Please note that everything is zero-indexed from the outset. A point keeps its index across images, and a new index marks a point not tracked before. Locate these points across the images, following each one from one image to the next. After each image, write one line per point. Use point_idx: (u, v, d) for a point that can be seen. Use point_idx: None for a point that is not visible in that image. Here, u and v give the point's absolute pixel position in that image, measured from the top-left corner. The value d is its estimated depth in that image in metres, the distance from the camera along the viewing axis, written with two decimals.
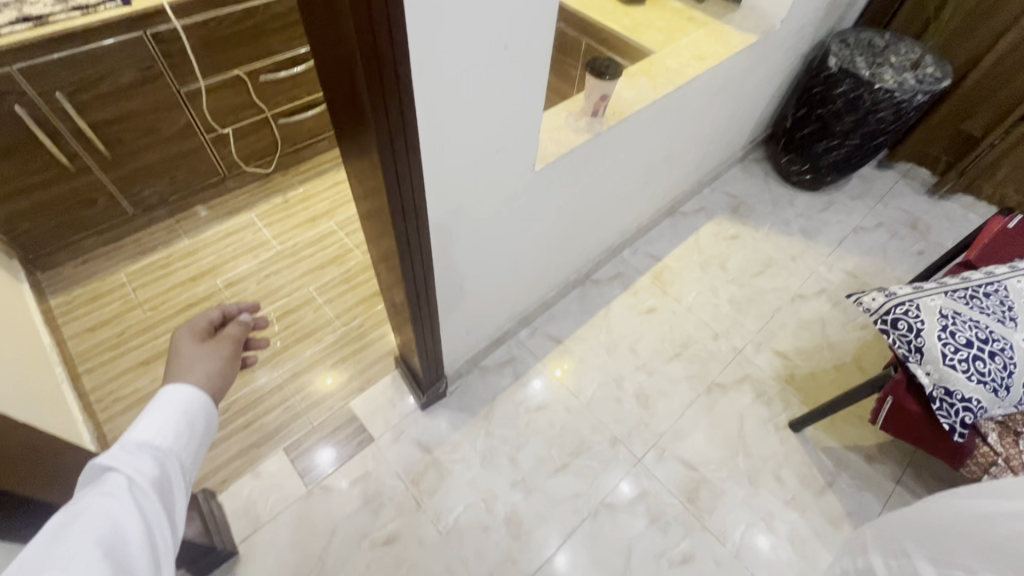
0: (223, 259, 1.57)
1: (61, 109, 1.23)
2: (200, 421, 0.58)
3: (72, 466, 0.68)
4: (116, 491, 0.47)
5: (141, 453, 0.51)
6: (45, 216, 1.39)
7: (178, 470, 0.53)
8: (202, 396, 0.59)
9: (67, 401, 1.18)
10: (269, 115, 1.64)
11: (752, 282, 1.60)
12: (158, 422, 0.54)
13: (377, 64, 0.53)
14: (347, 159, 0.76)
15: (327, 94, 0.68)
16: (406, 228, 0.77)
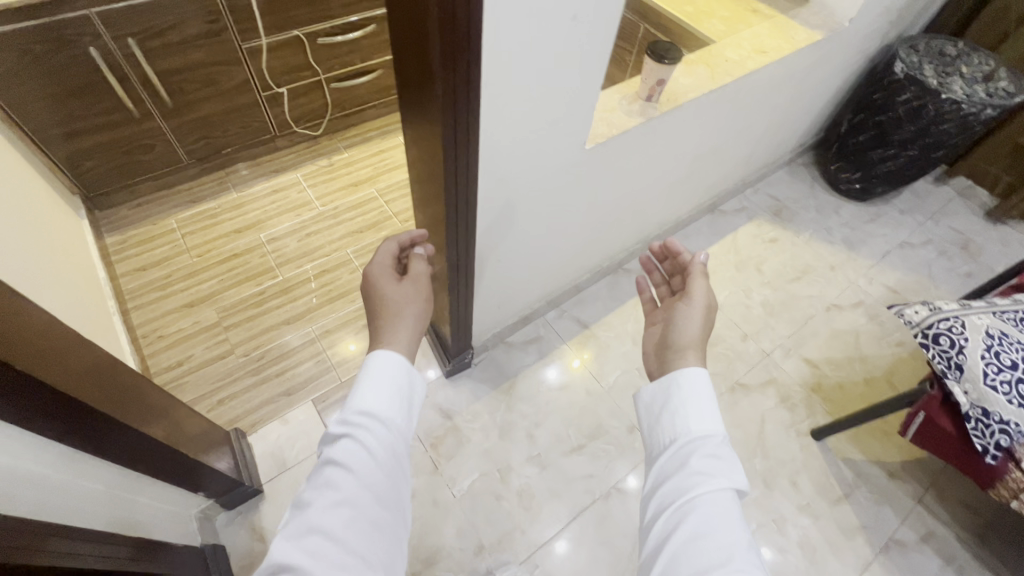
0: (268, 215, 1.62)
1: (131, 55, 1.29)
2: (405, 379, 0.67)
3: (98, 367, 0.71)
4: (358, 439, 0.61)
5: (368, 405, 0.63)
6: (107, 157, 1.46)
7: (396, 425, 0.64)
8: (400, 360, 0.67)
9: (114, 334, 1.25)
10: (323, 78, 1.67)
11: (787, 286, 1.58)
12: (375, 388, 0.64)
13: (449, 17, 0.54)
14: (406, 115, 0.77)
15: (394, 45, 0.69)
16: (457, 190, 0.77)
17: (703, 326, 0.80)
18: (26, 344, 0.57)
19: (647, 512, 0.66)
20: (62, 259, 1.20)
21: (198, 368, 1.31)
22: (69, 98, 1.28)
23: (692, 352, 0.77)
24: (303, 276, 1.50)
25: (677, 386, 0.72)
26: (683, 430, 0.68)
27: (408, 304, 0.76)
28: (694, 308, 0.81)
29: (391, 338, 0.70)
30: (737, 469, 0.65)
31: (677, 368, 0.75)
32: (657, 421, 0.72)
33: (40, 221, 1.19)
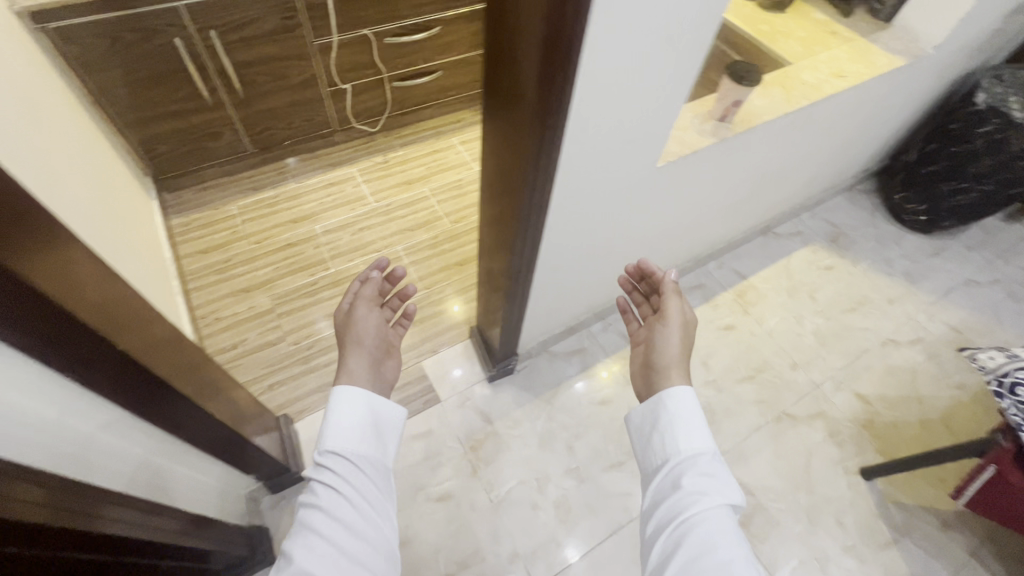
0: (323, 207, 1.65)
1: (211, 46, 1.34)
2: (370, 413, 0.70)
3: (170, 339, 0.75)
4: (335, 478, 0.64)
5: (340, 444, 0.67)
6: (178, 141, 1.52)
7: (367, 459, 0.67)
8: (363, 394, 0.71)
9: (175, 313, 1.30)
10: (386, 76, 1.70)
11: (841, 317, 1.53)
12: (341, 429, 0.67)
13: (558, 28, 0.54)
14: (495, 112, 0.79)
15: (493, 42, 0.70)
16: (534, 196, 0.78)
17: (682, 345, 0.82)
18: (107, 314, 0.60)
19: (646, 534, 0.66)
20: (134, 236, 1.26)
21: (251, 352, 1.35)
22: (150, 84, 1.34)
23: (677, 371, 0.79)
24: (353, 270, 1.52)
25: (664, 408, 0.72)
26: (672, 450, 0.68)
27: (359, 333, 0.82)
28: (672, 327, 0.83)
29: (341, 367, 0.77)
30: (732, 482, 0.65)
31: (664, 390, 0.75)
32: (648, 445, 0.72)
33: (118, 199, 1.25)
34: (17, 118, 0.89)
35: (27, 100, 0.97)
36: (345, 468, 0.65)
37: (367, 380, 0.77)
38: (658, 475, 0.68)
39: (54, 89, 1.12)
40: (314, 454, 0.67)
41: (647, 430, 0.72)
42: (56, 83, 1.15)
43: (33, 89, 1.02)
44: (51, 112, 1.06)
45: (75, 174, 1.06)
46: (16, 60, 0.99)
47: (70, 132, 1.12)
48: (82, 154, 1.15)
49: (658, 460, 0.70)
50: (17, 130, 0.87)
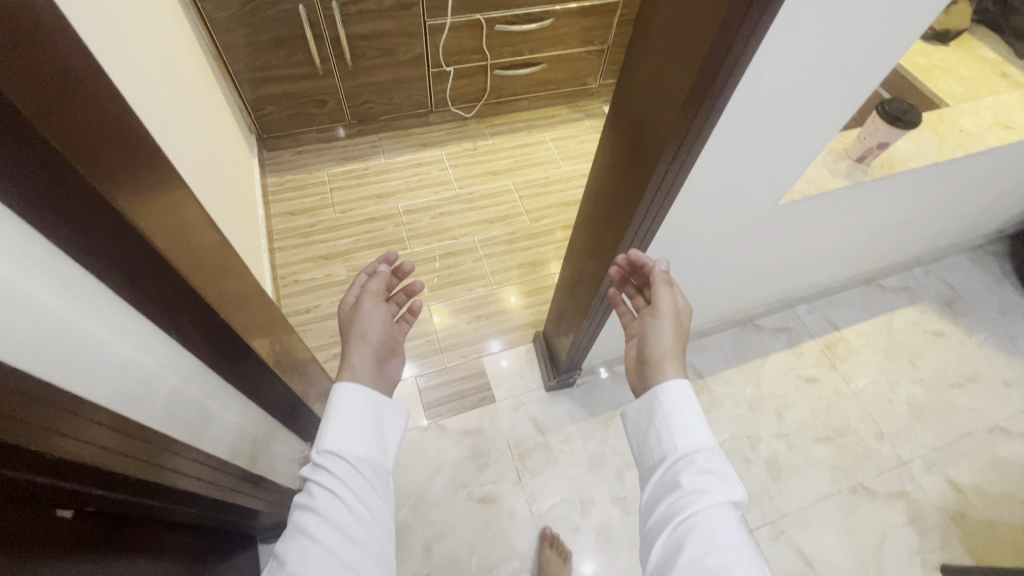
0: (409, 186, 1.66)
1: (331, 16, 1.36)
2: (370, 413, 0.70)
3: (261, 313, 0.76)
4: (332, 480, 0.64)
5: (338, 445, 0.67)
6: (286, 105, 1.56)
7: (365, 459, 0.67)
8: (365, 395, 0.71)
9: (259, 273, 1.35)
10: (490, 63, 1.67)
11: (944, 391, 1.37)
12: (339, 430, 0.67)
13: (725, 46, 0.49)
14: (623, 116, 0.74)
15: (639, 41, 0.65)
16: (649, 214, 0.73)
17: (676, 339, 0.71)
18: (216, 283, 0.61)
19: (647, 527, 0.62)
20: (232, 190, 1.31)
21: (322, 319, 1.39)
22: (269, 47, 1.39)
23: (672, 365, 0.70)
24: (428, 254, 1.52)
25: (661, 401, 0.66)
26: (672, 446, 0.63)
27: (365, 329, 0.79)
28: (664, 320, 0.72)
29: (343, 363, 0.75)
30: (735, 477, 0.60)
31: (659, 387, 0.68)
32: (643, 442, 0.67)
33: (224, 153, 1.30)
34: (151, 70, 0.93)
35: (163, 50, 1.01)
36: (343, 469, 0.65)
37: (369, 377, 0.75)
38: (657, 471, 0.64)
39: (186, 42, 1.17)
40: (312, 455, 0.67)
41: (644, 424, 0.67)
42: (191, 38, 1.21)
43: (169, 41, 1.06)
44: (181, 64, 1.10)
45: (192, 127, 1.10)
46: (159, 11, 1.03)
47: (195, 84, 1.17)
48: (202, 107, 1.20)
49: (655, 455, 0.65)
50: (147, 84, 0.90)
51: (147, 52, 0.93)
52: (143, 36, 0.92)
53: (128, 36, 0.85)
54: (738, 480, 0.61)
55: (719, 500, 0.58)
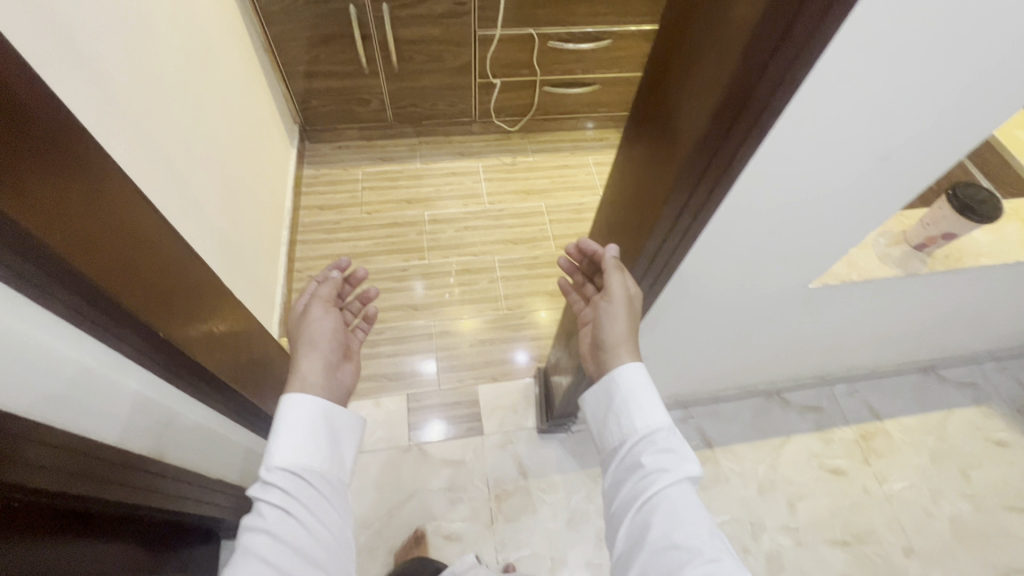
0: (439, 195, 1.63)
1: (380, 18, 1.35)
2: (322, 423, 0.67)
3: (220, 328, 0.74)
4: (283, 497, 0.61)
5: (289, 459, 0.63)
6: (330, 100, 1.57)
7: (318, 470, 0.65)
8: (317, 409, 0.67)
9: (275, 265, 1.37)
10: (539, 79, 1.61)
11: (997, 513, 1.18)
12: (288, 444, 0.64)
13: (745, 111, 0.41)
14: (629, 156, 0.66)
15: (648, 80, 0.57)
16: (652, 269, 0.66)
17: (631, 323, 0.70)
18: (160, 298, 0.59)
19: (611, 509, 0.64)
20: (260, 179, 1.32)
21: None
22: (319, 43, 1.40)
23: (624, 350, 0.69)
24: (445, 268, 1.49)
25: (618, 389, 0.66)
26: (630, 430, 0.64)
27: (315, 335, 0.77)
28: (615, 304, 0.70)
29: (293, 371, 0.73)
30: (691, 453, 0.62)
31: (615, 372, 0.67)
32: (604, 425, 0.68)
33: (256, 140, 1.31)
34: (175, 57, 0.93)
35: (196, 37, 1.02)
36: (296, 486, 0.63)
37: (318, 387, 0.73)
38: (619, 452, 0.66)
39: (229, 29, 1.18)
40: (260, 474, 0.63)
41: (604, 411, 0.68)
42: (239, 29, 1.24)
43: (206, 28, 1.07)
44: (218, 51, 1.11)
45: (219, 115, 1.11)
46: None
47: (232, 72, 1.18)
48: (237, 95, 1.21)
49: (616, 439, 0.66)
50: (166, 70, 0.90)
51: (174, 37, 0.93)
52: (172, 22, 0.93)
53: (147, 21, 0.85)
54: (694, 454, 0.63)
55: (678, 474, 0.60)
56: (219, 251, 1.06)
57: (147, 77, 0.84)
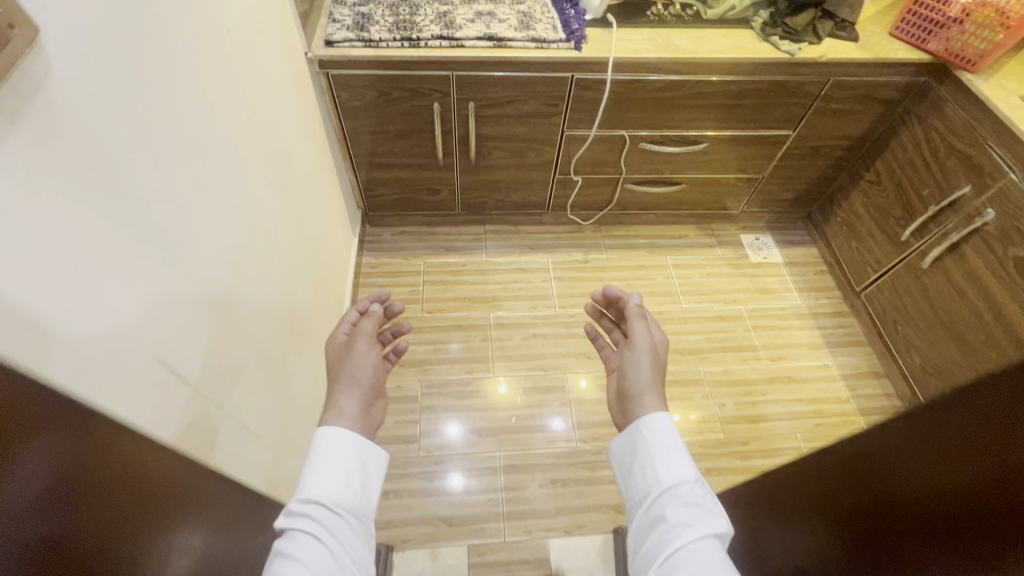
0: (506, 295, 1.49)
1: (465, 116, 1.25)
2: (355, 458, 0.63)
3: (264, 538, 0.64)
4: (313, 528, 0.57)
5: (320, 490, 0.59)
6: (398, 189, 1.47)
7: (350, 506, 0.60)
8: (353, 437, 0.65)
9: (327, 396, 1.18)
10: (623, 178, 1.48)
11: None
12: (321, 477, 0.60)
13: None
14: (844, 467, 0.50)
15: (963, 435, 0.35)
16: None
17: (653, 373, 0.81)
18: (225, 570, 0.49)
19: (637, 561, 0.64)
20: (321, 304, 1.16)
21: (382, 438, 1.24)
22: (395, 137, 1.30)
23: (650, 397, 0.79)
24: (512, 384, 1.34)
25: (643, 438, 0.72)
26: (654, 482, 0.68)
27: (355, 370, 0.74)
28: (640, 353, 0.85)
29: (328, 404, 0.70)
30: (720, 512, 0.64)
31: (641, 419, 0.74)
32: (629, 475, 0.72)
33: (319, 260, 1.15)
34: (249, 215, 0.77)
35: (268, 178, 0.85)
36: (327, 518, 0.58)
37: (357, 421, 0.70)
38: (643, 504, 0.68)
39: (301, 145, 1.02)
40: (291, 503, 0.58)
41: (627, 462, 0.72)
42: (319, 138, 1.16)
43: (278, 161, 0.89)
44: (299, 170, 1.01)
45: (286, 260, 0.93)
46: (271, 125, 0.87)
47: (300, 193, 1.02)
48: (304, 217, 1.04)
49: (641, 491, 0.69)
50: (235, 244, 0.72)
51: (245, 194, 0.76)
52: (241, 181, 0.75)
53: (217, 194, 0.67)
54: (722, 511, 0.64)
55: (701, 527, 0.62)
56: (282, 414, 0.88)
57: (212, 273, 0.65)
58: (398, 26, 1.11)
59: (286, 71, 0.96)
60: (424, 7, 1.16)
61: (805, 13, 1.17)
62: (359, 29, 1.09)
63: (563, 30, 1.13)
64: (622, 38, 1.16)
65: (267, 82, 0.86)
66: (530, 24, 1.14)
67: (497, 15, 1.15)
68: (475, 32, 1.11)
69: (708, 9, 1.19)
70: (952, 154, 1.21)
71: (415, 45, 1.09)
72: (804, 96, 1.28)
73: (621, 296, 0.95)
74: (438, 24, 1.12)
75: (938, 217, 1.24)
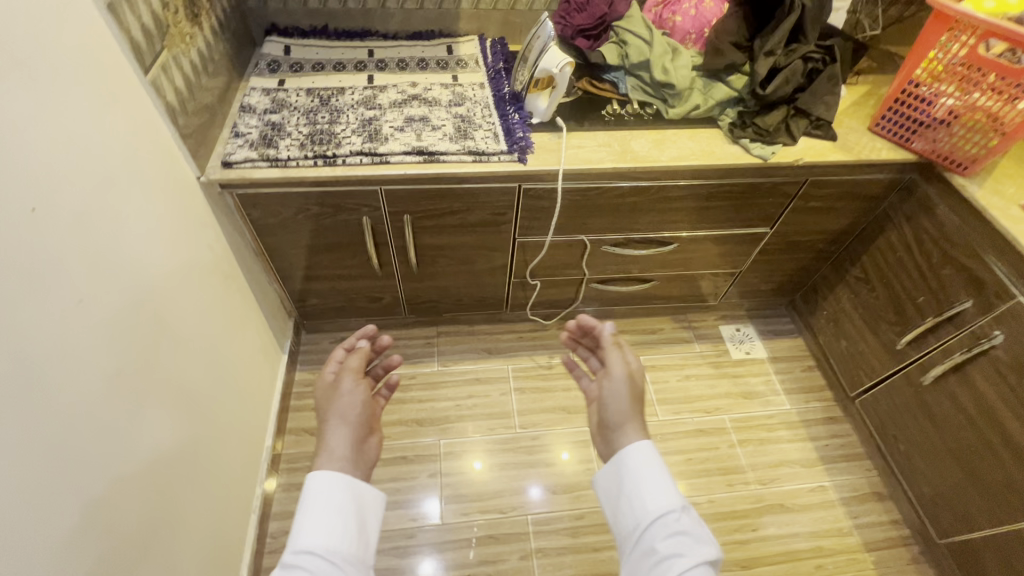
0: (459, 415, 1.31)
1: (400, 228, 1.09)
2: (351, 500, 0.71)
3: None
4: None
5: (312, 541, 0.66)
6: (333, 298, 1.29)
7: (344, 550, 0.67)
8: (344, 479, 0.72)
9: (230, 556, 0.98)
10: (586, 278, 1.33)
11: None
12: (314, 528, 0.67)
13: None
14: None
15: None
16: None
17: (631, 402, 0.86)
18: None
19: None
20: (212, 467, 0.93)
21: None
22: (322, 250, 1.13)
23: (631, 426, 0.84)
24: (464, 533, 1.15)
25: (628, 467, 0.79)
26: (642, 514, 0.74)
27: (344, 407, 0.80)
28: (618, 381, 0.88)
29: (321, 445, 0.76)
30: (709, 538, 0.71)
31: (626, 446, 0.81)
32: (618, 508, 0.78)
33: (208, 417, 0.92)
34: (59, 441, 0.56)
35: (75, 389, 0.59)
36: (321, 565, 0.64)
37: (348, 459, 0.75)
38: (633, 537, 0.74)
39: (166, 292, 0.79)
40: (285, 556, 0.65)
41: (615, 491, 0.79)
42: (218, 255, 0.96)
43: (110, 343, 0.66)
44: (175, 314, 0.81)
45: (133, 467, 0.69)
46: (99, 300, 0.64)
47: (166, 354, 0.78)
48: (173, 381, 0.80)
49: (630, 523, 0.75)
50: None
51: (13, 447, 0.50)
52: (41, 401, 0.54)
53: None
54: (708, 534, 0.72)
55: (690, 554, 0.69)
56: None
57: None
58: (313, 140, 0.96)
59: (132, 208, 0.72)
60: (346, 113, 1.02)
61: (776, 113, 1.04)
62: (265, 145, 0.94)
63: (505, 139, 0.99)
64: (573, 144, 1.02)
65: (78, 248, 0.61)
66: (467, 132, 0.99)
67: (431, 121, 1.01)
68: (402, 145, 0.96)
69: (669, 108, 1.06)
70: (948, 262, 1.08)
71: (331, 162, 0.94)
72: (781, 196, 1.15)
73: (585, 321, 0.94)
74: (360, 136, 0.97)
75: (937, 330, 1.11)
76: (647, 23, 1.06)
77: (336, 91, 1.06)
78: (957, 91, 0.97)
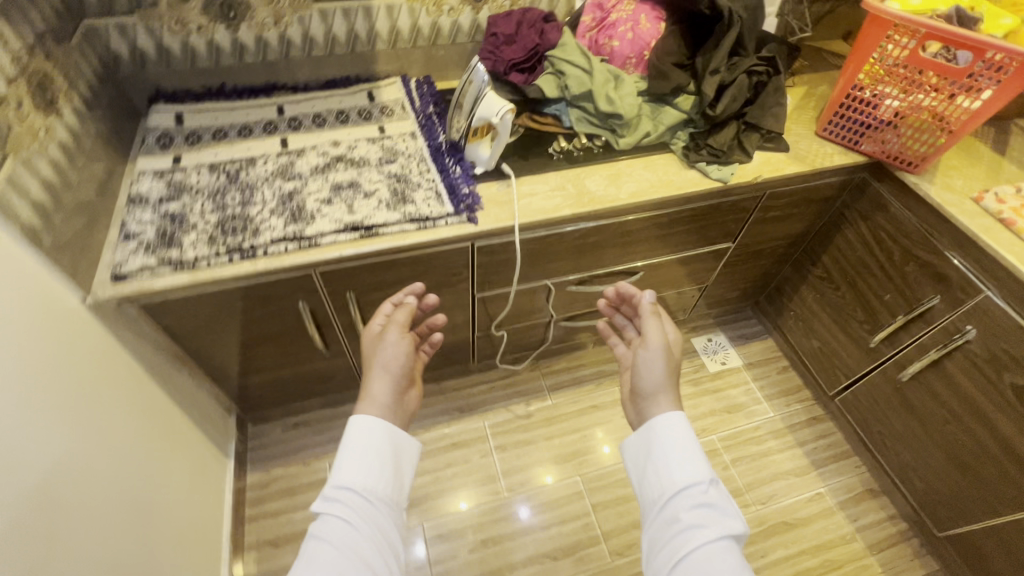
0: (440, 489, 1.20)
1: (344, 307, 0.96)
2: (386, 448, 0.71)
3: None
4: (342, 515, 0.64)
5: (351, 475, 0.67)
6: (278, 385, 1.14)
7: (378, 495, 0.67)
8: (381, 425, 0.72)
9: None
10: (554, 319, 1.25)
11: None
12: (352, 466, 0.68)
13: None
14: None
15: None
16: None
17: (665, 371, 0.82)
18: None
19: (655, 537, 0.69)
20: None
21: None
22: (256, 343, 0.98)
23: (663, 397, 0.81)
24: None
25: (656, 430, 0.76)
26: (668, 477, 0.71)
27: (385, 358, 0.78)
28: (653, 352, 0.84)
29: (362, 393, 0.76)
30: (735, 513, 0.67)
31: (658, 416, 0.78)
32: (644, 475, 0.75)
33: (132, 543, 0.73)
34: None
35: None
36: (355, 504, 0.65)
37: (387, 409, 0.75)
38: (659, 503, 0.71)
39: (41, 393, 0.61)
40: (326, 489, 0.66)
41: (642, 460, 0.75)
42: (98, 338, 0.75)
43: None
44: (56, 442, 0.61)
45: None
46: None
47: (64, 475, 0.61)
48: (79, 536, 0.62)
49: (655, 494, 0.72)
50: None
51: None
52: None
53: None
54: (736, 510, 0.67)
55: (715, 522, 0.65)
56: None
57: None
58: (223, 231, 0.81)
59: None
60: (260, 188, 0.87)
61: (727, 131, 0.99)
62: (164, 246, 0.79)
63: (449, 197, 0.88)
64: (524, 192, 0.93)
65: None
66: (406, 195, 0.88)
67: (362, 186, 0.89)
68: (332, 223, 0.83)
69: (619, 138, 0.99)
70: (910, 259, 1.08)
71: (249, 256, 0.79)
72: (741, 212, 1.11)
73: (624, 290, 0.93)
74: (281, 217, 0.83)
75: (909, 327, 1.10)
76: (583, 50, 0.99)
77: (245, 162, 0.91)
78: (900, 92, 0.95)
